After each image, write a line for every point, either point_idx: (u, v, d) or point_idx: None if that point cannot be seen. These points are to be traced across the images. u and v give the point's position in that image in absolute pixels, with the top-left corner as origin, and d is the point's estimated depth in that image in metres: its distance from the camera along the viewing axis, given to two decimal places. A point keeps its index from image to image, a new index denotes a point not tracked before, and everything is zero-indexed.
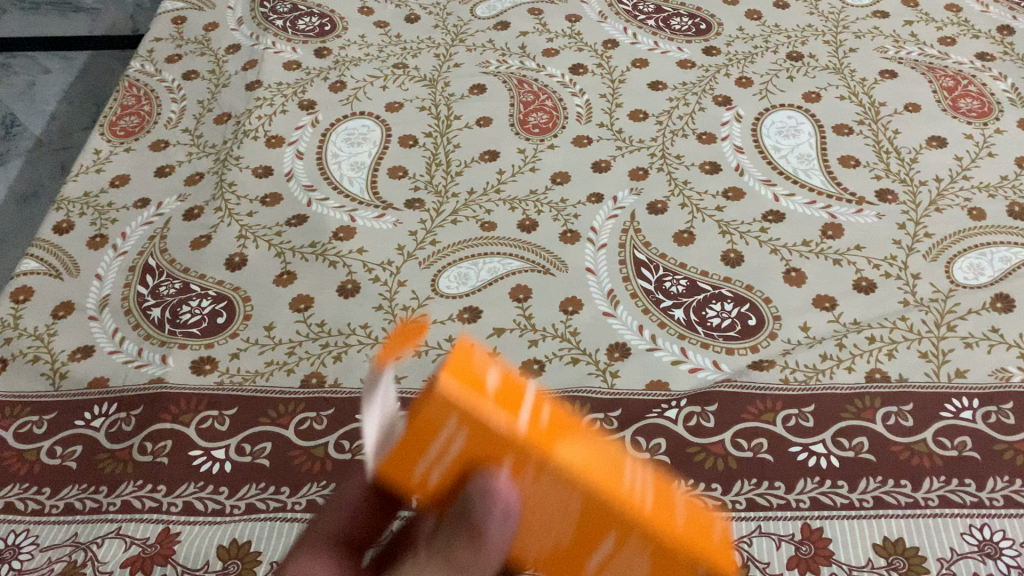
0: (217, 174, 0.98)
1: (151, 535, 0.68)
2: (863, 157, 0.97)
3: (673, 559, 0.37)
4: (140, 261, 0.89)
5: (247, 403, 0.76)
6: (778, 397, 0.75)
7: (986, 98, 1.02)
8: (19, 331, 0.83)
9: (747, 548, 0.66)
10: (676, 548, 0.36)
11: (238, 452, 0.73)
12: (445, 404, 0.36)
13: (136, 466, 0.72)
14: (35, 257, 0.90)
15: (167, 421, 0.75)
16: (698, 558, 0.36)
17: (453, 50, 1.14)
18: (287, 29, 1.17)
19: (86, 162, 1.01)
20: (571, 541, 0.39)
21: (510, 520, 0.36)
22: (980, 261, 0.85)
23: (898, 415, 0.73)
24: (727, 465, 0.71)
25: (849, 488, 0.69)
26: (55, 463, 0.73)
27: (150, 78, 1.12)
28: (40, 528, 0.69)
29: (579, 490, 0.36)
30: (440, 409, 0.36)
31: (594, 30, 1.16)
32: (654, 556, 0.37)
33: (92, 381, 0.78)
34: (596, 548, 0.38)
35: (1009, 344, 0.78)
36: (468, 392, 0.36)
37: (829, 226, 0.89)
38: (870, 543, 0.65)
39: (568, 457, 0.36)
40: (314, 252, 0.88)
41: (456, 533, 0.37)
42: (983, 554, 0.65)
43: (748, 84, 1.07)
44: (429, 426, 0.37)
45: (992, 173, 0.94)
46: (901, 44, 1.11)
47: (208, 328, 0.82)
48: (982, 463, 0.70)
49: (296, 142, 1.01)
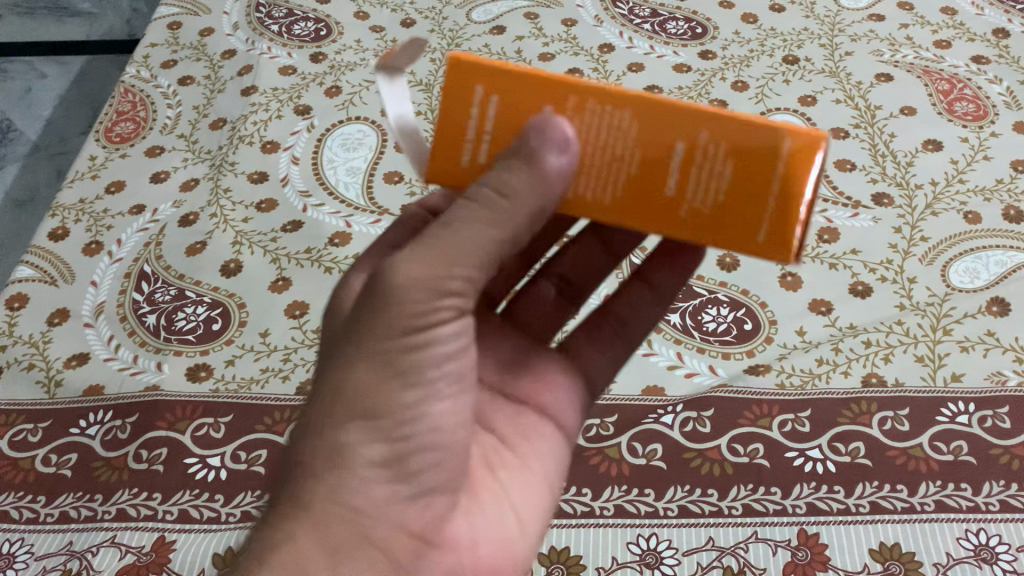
0: (212, 180, 0.98)
1: (146, 543, 0.68)
2: (859, 160, 0.97)
3: (738, 137, 0.43)
4: (135, 268, 0.88)
5: (242, 410, 0.76)
6: (774, 401, 0.75)
7: (982, 102, 1.02)
8: (15, 339, 0.83)
9: (743, 554, 0.66)
10: (734, 122, 0.43)
11: (234, 460, 0.72)
12: (469, 73, 0.46)
13: (131, 474, 0.72)
14: (31, 264, 0.90)
15: (162, 428, 0.74)
16: (756, 123, 0.43)
17: (449, 54, 1.14)
18: (283, 34, 1.17)
19: (81, 168, 1.01)
20: (641, 184, 0.45)
21: (563, 145, 0.43)
22: (975, 264, 0.85)
23: (894, 419, 0.73)
24: (724, 470, 0.71)
25: (845, 493, 0.69)
26: (50, 471, 0.73)
27: (145, 84, 1.12)
28: (35, 537, 0.69)
29: (626, 104, 0.44)
30: (465, 79, 0.46)
31: (590, 33, 1.16)
32: (721, 146, 0.44)
33: (87, 389, 0.78)
34: (667, 173, 0.45)
35: (1005, 347, 0.78)
36: (491, 65, 0.46)
37: (825, 230, 0.89)
38: (867, 548, 0.66)
39: (608, 89, 0.45)
40: (309, 257, 0.88)
41: (509, 165, 0.43)
42: (979, 559, 0.65)
43: (743, 87, 1.07)
44: (460, 101, 0.46)
45: (988, 176, 0.94)
46: (897, 48, 1.11)
47: (203, 335, 0.81)
48: (979, 467, 0.70)
49: (292, 148, 1.01)
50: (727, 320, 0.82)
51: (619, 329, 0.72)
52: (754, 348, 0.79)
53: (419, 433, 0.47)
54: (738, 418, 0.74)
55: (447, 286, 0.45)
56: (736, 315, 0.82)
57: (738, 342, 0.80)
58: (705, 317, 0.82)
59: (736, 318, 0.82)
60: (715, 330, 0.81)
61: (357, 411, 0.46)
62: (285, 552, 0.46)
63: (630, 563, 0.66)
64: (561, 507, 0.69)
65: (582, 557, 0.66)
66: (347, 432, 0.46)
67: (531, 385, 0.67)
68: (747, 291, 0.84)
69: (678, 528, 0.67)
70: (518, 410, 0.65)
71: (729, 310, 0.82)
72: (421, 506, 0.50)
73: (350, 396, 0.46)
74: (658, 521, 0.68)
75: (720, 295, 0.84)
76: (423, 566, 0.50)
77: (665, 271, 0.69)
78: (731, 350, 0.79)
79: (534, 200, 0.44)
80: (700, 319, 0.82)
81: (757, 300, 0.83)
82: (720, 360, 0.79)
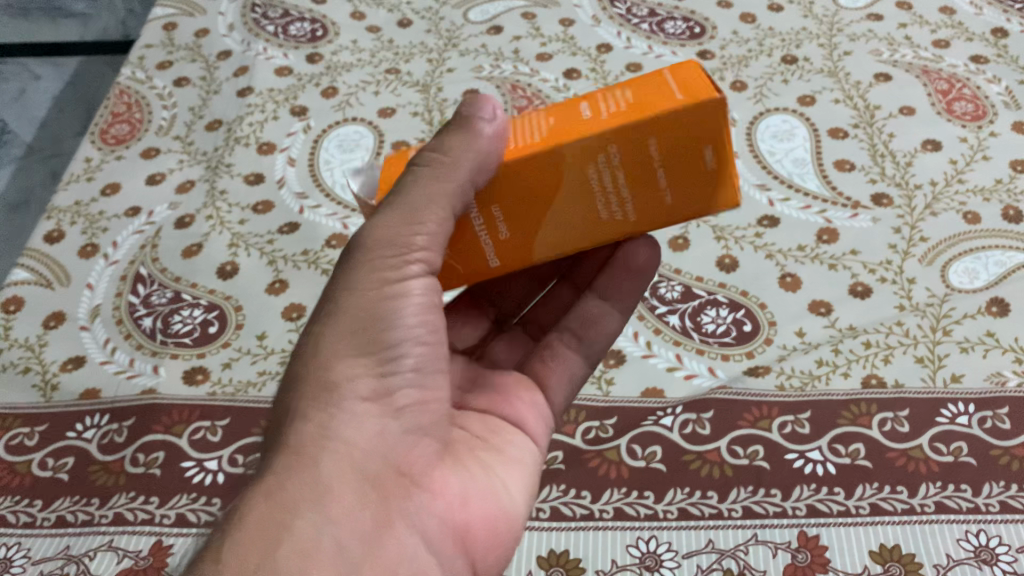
0: (208, 182, 0.97)
1: (144, 547, 0.67)
2: (857, 160, 0.96)
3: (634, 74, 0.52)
4: (131, 270, 0.88)
5: (240, 413, 0.75)
6: (773, 403, 0.75)
7: (981, 101, 1.02)
8: (10, 342, 0.83)
9: (743, 556, 0.65)
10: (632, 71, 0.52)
11: (231, 463, 0.72)
12: None
13: (128, 477, 0.72)
14: (26, 266, 0.89)
15: (159, 431, 0.74)
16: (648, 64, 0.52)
17: (446, 55, 1.13)
18: (279, 34, 1.16)
19: (76, 170, 1.00)
20: (567, 114, 0.51)
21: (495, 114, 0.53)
22: (975, 264, 0.85)
23: (894, 421, 0.73)
24: (723, 473, 0.70)
25: (846, 494, 0.69)
26: (47, 475, 0.73)
27: (141, 85, 1.11)
28: (32, 541, 0.69)
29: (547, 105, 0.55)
30: None
31: (588, 33, 1.16)
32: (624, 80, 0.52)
33: (84, 392, 0.77)
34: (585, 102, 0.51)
35: (1005, 348, 0.78)
36: None
37: (823, 230, 0.89)
38: (867, 549, 0.65)
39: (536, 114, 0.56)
40: (306, 259, 0.88)
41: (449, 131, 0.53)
42: (980, 560, 0.64)
43: (742, 88, 1.07)
44: None
45: (987, 176, 0.93)
46: (895, 47, 1.11)
47: (200, 338, 0.81)
48: (979, 468, 0.70)
49: (288, 149, 1.01)
50: (726, 321, 0.81)
51: (577, 341, 0.72)
52: (753, 349, 0.79)
53: (401, 370, 0.53)
54: (737, 420, 0.74)
55: (412, 241, 0.51)
56: (735, 316, 0.82)
57: (737, 344, 0.80)
58: (704, 318, 0.82)
59: (735, 319, 0.81)
60: (715, 332, 0.81)
61: (347, 353, 0.52)
62: (272, 498, 0.46)
63: (630, 566, 0.65)
64: (560, 510, 0.69)
65: (582, 560, 0.66)
66: (336, 371, 0.51)
67: (489, 399, 0.67)
68: (746, 292, 0.84)
69: (678, 530, 0.67)
70: (484, 417, 0.65)
71: (729, 312, 0.82)
72: (410, 442, 0.54)
73: (336, 345, 0.52)
74: (657, 523, 0.67)
75: (719, 297, 0.84)
76: (413, 506, 0.52)
77: (615, 278, 0.70)
78: (731, 351, 0.79)
79: (474, 155, 0.50)
80: (699, 321, 0.82)
81: (756, 301, 0.83)
82: (719, 361, 0.78)
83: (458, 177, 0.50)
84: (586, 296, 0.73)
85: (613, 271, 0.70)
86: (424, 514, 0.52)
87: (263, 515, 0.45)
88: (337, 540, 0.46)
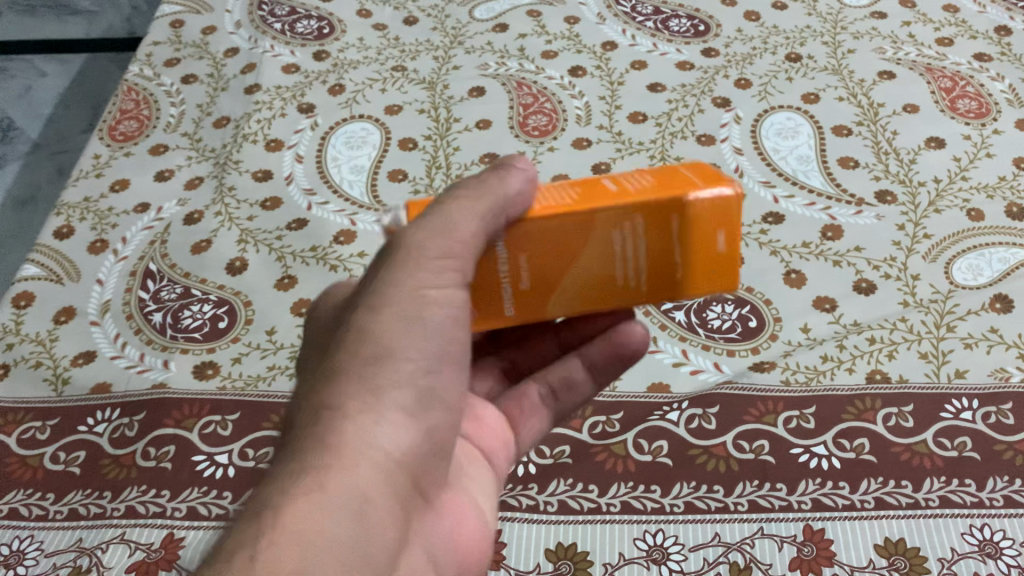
0: (216, 178, 0.98)
1: (155, 540, 0.68)
2: (862, 158, 0.97)
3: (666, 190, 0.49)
4: (141, 266, 0.89)
5: (250, 407, 0.76)
6: (779, 398, 0.75)
7: (984, 99, 1.03)
8: (22, 337, 0.83)
9: (749, 549, 0.66)
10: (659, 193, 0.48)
11: (242, 457, 0.73)
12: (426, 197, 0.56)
13: (139, 471, 0.72)
14: (36, 262, 0.90)
15: (169, 425, 0.75)
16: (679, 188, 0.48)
17: (452, 52, 1.14)
18: (286, 32, 1.17)
19: (85, 166, 1.01)
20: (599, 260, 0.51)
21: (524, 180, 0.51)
22: (978, 261, 0.85)
23: (898, 416, 0.74)
24: (729, 467, 0.71)
25: (850, 489, 0.69)
26: (59, 469, 0.73)
27: (148, 82, 1.12)
28: (44, 534, 0.69)
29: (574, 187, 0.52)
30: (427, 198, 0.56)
31: (593, 31, 1.16)
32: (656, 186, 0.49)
33: (95, 387, 0.78)
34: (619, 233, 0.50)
35: (1008, 344, 0.78)
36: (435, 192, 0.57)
37: (828, 227, 0.90)
38: (872, 543, 0.66)
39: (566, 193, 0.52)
40: (315, 255, 0.88)
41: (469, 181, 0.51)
42: (984, 554, 0.65)
43: (746, 85, 1.07)
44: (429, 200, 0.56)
45: (991, 174, 0.94)
46: (899, 45, 1.11)
47: (210, 333, 0.82)
48: (983, 463, 0.70)
49: (296, 146, 1.01)
50: (732, 317, 0.82)
51: (551, 397, 0.68)
52: (759, 345, 0.80)
53: None
54: (743, 415, 0.74)
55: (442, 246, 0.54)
56: (741, 312, 0.82)
57: (743, 339, 0.80)
58: (710, 314, 0.82)
59: (740, 315, 0.82)
60: (720, 328, 0.81)
61: (386, 337, 0.46)
62: (314, 496, 0.40)
63: (637, 559, 0.66)
64: (568, 503, 0.69)
65: (589, 553, 0.66)
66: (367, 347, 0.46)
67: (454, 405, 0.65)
68: (751, 288, 0.84)
69: (685, 524, 0.67)
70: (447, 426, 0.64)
71: (734, 308, 0.83)
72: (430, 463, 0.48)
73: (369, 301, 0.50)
74: (664, 517, 0.68)
75: (725, 293, 0.84)
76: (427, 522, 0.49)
77: (603, 353, 0.67)
78: (736, 347, 0.80)
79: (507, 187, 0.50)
80: (705, 317, 0.82)
81: (761, 297, 0.84)
82: (725, 357, 0.79)
83: (490, 203, 0.49)
84: (570, 357, 0.68)
85: (599, 340, 0.66)
86: (431, 532, 0.49)
87: (302, 514, 0.39)
88: (362, 542, 0.41)
